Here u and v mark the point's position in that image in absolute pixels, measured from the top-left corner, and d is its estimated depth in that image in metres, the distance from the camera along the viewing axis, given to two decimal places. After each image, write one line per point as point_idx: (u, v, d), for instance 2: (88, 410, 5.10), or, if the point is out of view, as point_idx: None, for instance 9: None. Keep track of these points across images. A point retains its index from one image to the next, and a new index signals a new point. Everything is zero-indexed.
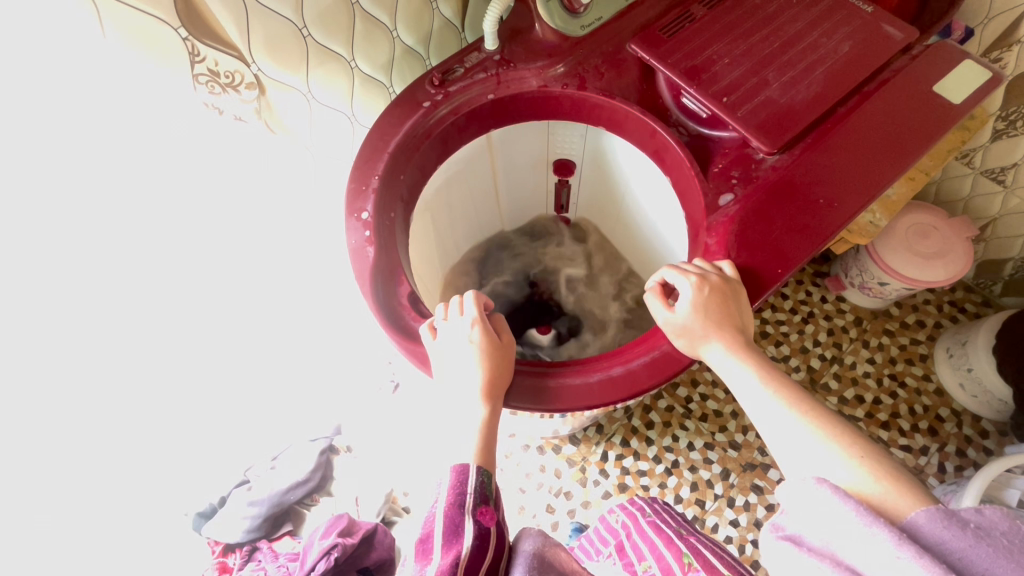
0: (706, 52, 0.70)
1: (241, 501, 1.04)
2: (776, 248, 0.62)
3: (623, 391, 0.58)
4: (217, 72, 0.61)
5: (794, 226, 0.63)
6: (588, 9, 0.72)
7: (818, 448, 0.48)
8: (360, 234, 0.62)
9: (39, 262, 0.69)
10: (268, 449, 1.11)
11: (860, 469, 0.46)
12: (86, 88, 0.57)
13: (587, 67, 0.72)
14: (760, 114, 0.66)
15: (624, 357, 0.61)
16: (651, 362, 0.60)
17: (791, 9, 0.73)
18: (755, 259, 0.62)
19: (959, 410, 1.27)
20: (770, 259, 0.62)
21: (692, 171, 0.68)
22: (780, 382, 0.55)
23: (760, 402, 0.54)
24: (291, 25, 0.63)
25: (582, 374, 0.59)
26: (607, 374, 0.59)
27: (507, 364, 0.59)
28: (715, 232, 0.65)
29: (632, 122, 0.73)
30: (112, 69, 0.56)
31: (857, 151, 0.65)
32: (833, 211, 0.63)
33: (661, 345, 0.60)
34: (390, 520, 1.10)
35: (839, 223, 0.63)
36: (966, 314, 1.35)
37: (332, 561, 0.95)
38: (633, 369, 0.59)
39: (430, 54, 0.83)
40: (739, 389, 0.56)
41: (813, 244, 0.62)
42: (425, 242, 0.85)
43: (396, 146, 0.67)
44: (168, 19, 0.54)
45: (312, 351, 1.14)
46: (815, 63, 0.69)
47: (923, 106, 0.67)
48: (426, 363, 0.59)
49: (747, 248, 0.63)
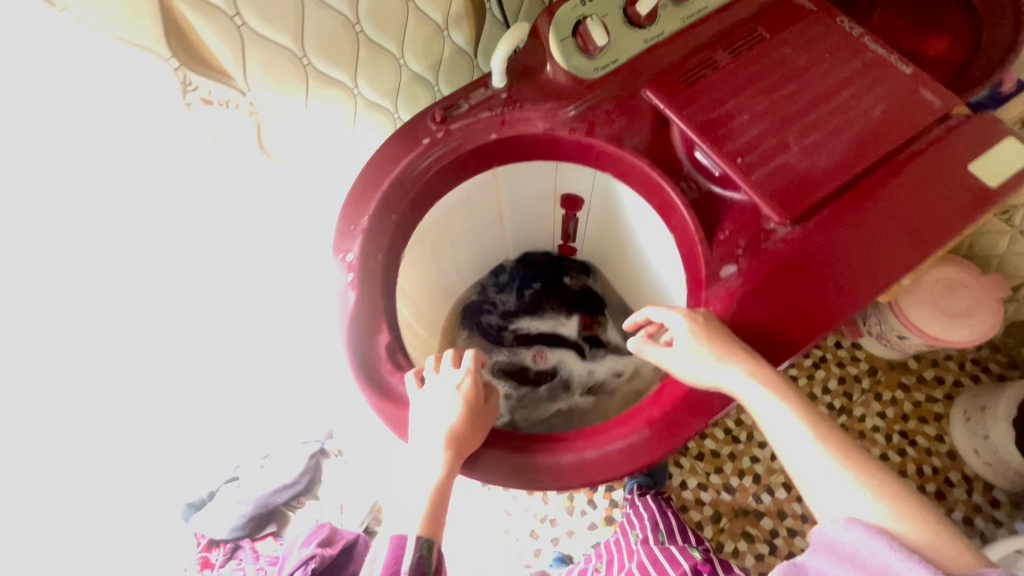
0: (725, 105, 0.67)
1: (229, 499, 1.04)
2: (776, 336, 0.60)
3: (595, 478, 0.56)
4: (210, 100, 0.58)
5: (798, 311, 0.59)
6: (603, 50, 0.67)
7: (840, 485, 0.49)
8: (343, 276, 0.61)
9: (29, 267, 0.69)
10: (259, 449, 1.12)
11: (882, 506, 0.47)
12: (73, 106, 0.55)
13: (598, 112, 0.68)
14: (776, 179, 0.62)
15: (600, 440, 0.58)
16: (627, 449, 0.57)
17: (824, 63, 0.68)
18: (750, 348, 0.60)
19: (971, 476, 1.20)
20: (769, 348, 0.60)
21: (696, 236, 0.64)
22: (810, 416, 0.54)
23: (779, 425, 0.54)
24: (290, 53, 0.60)
25: (555, 453, 0.57)
26: (580, 456, 0.57)
27: (479, 431, 0.58)
28: (713, 307, 0.61)
29: (639, 173, 0.69)
30: (101, 90, 0.54)
31: (877, 230, 0.61)
32: (841, 297, 0.60)
33: (640, 431, 0.57)
34: (373, 530, 1.08)
35: (846, 311, 0.59)
36: (989, 374, 1.28)
37: (309, 571, 0.95)
38: (607, 454, 0.57)
39: (440, 81, 0.80)
40: (773, 426, 0.54)
41: (815, 333, 0.59)
42: (422, 273, 0.84)
43: (391, 184, 0.65)
44: (160, 50, 0.51)
45: (306, 359, 1.13)
46: (841, 127, 0.65)
47: (955, 186, 0.62)
48: (391, 424, 0.57)
49: (742, 333, 0.60)
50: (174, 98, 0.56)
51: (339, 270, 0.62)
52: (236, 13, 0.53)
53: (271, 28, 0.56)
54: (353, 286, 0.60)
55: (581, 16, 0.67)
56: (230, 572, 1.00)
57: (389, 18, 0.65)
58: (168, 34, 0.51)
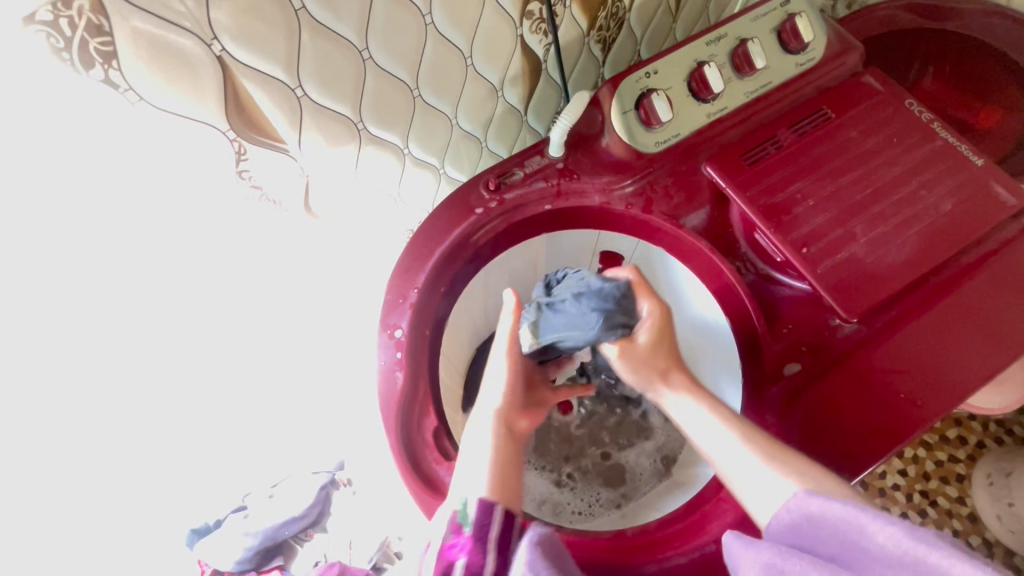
0: (789, 189, 0.64)
1: (237, 528, 1.07)
2: (844, 449, 0.55)
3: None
4: (262, 165, 0.58)
5: (868, 425, 0.55)
6: (666, 124, 0.65)
7: (708, 424, 0.54)
8: (390, 353, 0.59)
9: (54, 328, 0.66)
10: (270, 475, 1.14)
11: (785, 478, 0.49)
12: (76, 160, 0.48)
13: (656, 188, 0.67)
14: (841, 273, 0.60)
15: (656, 550, 0.54)
16: (694, 563, 0.53)
17: (890, 149, 0.66)
18: (819, 459, 0.55)
19: (991, 540, 1.29)
20: (837, 462, 0.55)
21: (758, 329, 0.61)
22: (734, 421, 0.54)
23: (714, 436, 0.53)
24: (347, 119, 0.59)
25: (612, 568, 0.53)
26: (659, 563, 0.53)
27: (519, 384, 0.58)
28: (775, 408, 0.58)
29: (694, 253, 0.66)
30: (176, 153, 0.51)
31: (950, 332, 0.59)
32: (915, 411, 0.55)
33: (702, 545, 0.54)
34: (381, 566, 1.09)
35: (918, 428, 0.55)
36: (1013, 436, 1.36)
37: None
38: (666, 568, 0.53)
39: (488, 137, 0.78)
40: (692, 435, 0.56)
41: (886, 452, 0.55)
42: (454, 347, 0.71)
43: (442, 255, 0.63)
44: (217, 122, 0.50)
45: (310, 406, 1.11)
46: (910, 220, 0.62)
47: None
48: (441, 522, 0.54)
49: (810, 442, 0.56)
50: (228, 170, 0.56)
51: (381, 350, 0.59)
52: (298, 85, 0.52)
53: (327, 98, 0.55)
54: (403, 369, 0.58)
55: (645, 88, 0.65)
56: None
57: (448, 81, 0.64)
58: (224, 104, 0.49)
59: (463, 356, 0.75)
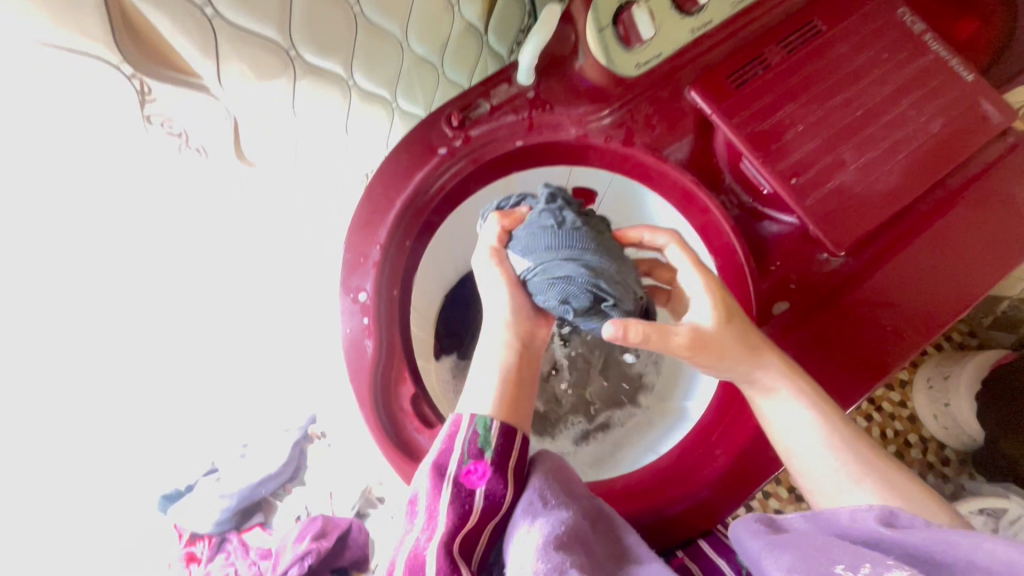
0: (778, 114, 0.59)
1: (211, 491, 1.05)
2: (831, 386, 0.55)
3: (691, 528, 0.52)
4: (176, 107, 0.48)
5: (854, 360, 0.55)
6: (647, 42, 0.58)
7: (798, 417, 0.47)
8: (357, 319, 0.53)
9: None
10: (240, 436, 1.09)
11: (850, 471, 0.44)
12: None
13: (636, 117, 0.60)
14: (831, 203, 0.57)
15: (658, 498, 0.52)
16: (693, 508, 0.52)
17: (880, 65, 0.61)
18: None
19: (926, 437, 1.41)
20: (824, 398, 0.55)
21: (745, 268, 0.58)
22: (819, 404, 0.47)
23: (784, 413, 0.47)
24: (277, 45, 0.49)
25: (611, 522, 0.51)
26: (660, 512, 0.52)
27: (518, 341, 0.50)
28: None
29: (677, 188, 0.61)
30: (62, 98, 0.41)
31: (934, 260, 0.58)
32: (901, 343, 0.55)
33: (701, 491, 0.52)
34: (364, 513, 1.10)
35: (904, 360, 0.55)
36: (951, 343, 1.46)
37: (305, 566, 0.98)
38: (668, 516, 0.52)
39: (445, 63, 0.69)
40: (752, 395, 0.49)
41: (873, 385, 0.55)
42: (422, 302, 0.65)
43: (403, 204, 0.56)
44: (106, 54, 0.40)
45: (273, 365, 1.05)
46: (898, 144, 0.59)
47: (1008, 227, 0.58)
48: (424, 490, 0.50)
49: None
50: (132, 115, 0.46)
51: (344, 315, 0.53)
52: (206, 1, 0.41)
53: (247, 19, 0.45)
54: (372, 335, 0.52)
55: None
56: (220, 566, 1.04)
57: None
58: (111, 32, 0.38)
59: (433, 306, 0.70)
